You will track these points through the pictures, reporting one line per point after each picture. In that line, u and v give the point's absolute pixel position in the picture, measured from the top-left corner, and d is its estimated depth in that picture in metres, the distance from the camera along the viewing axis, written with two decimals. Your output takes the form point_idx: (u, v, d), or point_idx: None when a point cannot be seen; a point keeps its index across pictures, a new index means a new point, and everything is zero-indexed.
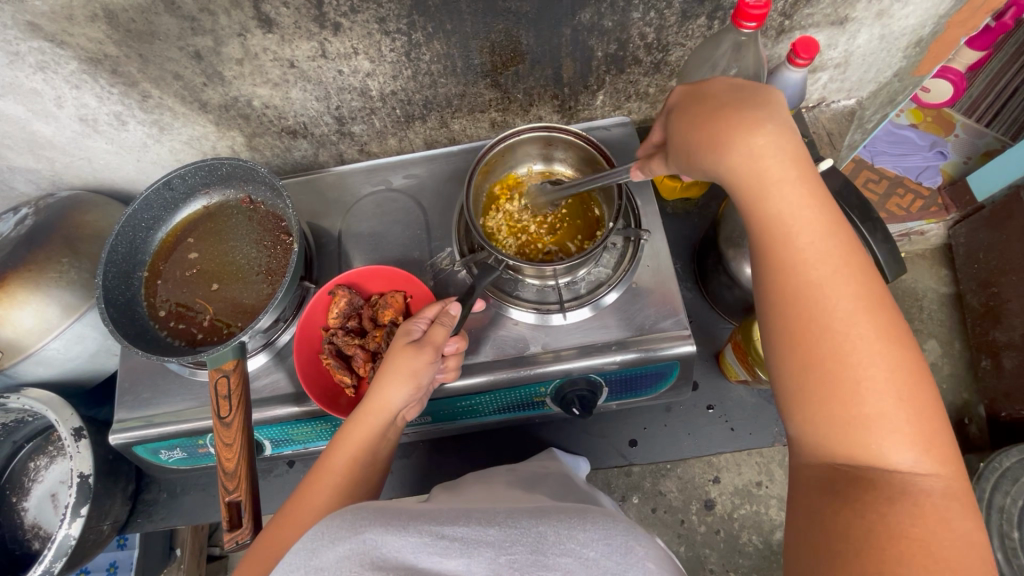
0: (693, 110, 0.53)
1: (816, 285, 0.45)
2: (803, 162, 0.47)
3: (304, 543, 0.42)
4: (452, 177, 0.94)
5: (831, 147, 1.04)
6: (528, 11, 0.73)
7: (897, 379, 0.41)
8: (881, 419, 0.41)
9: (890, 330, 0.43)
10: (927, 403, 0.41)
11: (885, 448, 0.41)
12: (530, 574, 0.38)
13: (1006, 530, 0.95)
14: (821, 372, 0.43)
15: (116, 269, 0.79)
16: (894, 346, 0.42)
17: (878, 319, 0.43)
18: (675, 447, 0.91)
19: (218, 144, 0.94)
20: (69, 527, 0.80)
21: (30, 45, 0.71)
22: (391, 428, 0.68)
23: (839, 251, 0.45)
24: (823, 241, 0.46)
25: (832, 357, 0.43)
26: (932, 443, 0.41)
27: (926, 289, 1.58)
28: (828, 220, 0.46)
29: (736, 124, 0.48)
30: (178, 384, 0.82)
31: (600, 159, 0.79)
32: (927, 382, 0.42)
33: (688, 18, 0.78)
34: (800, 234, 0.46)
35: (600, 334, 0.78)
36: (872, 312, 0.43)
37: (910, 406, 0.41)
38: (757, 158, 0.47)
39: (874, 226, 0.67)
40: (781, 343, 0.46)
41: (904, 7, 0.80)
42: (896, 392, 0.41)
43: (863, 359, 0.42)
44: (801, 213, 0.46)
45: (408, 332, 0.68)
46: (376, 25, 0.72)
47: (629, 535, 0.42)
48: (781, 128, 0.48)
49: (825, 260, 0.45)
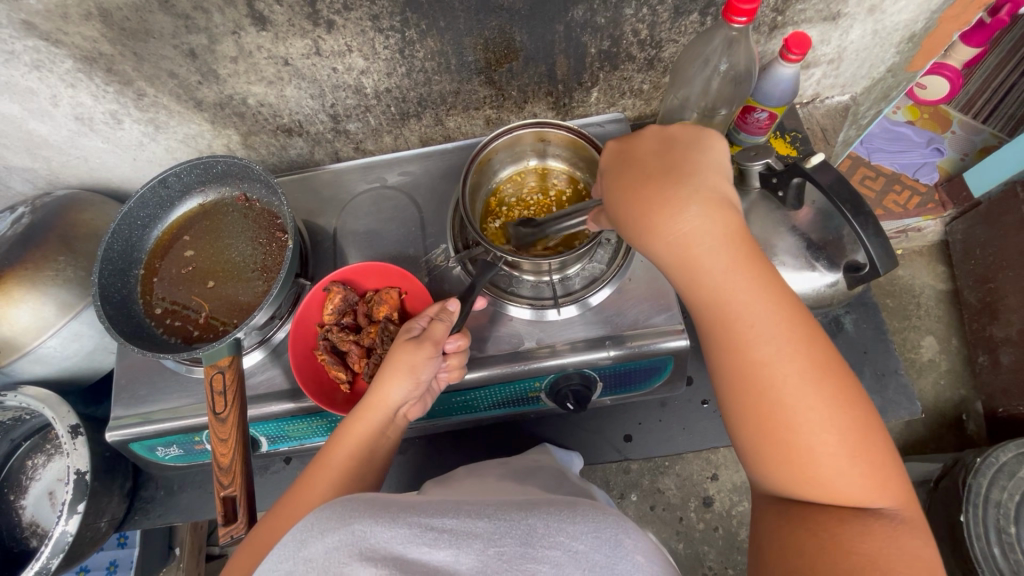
0: (621, 169, 0.57)
1: (746, 335, 0.48)
2: (727, 217, 0.51)
3: (294, 534, 0.42)
4: (447, 174, 0.94)
5: (825, 143, 1.05)
6: (520, 8, 0.74)
7: (831, 412, 0.45)
8: (818, 451, 0.45)
9: (819, 368, 0.47)
10: (862, 428, 0.45)
11: (826, 474, 0.45)
12: (518, 567, 0.38)
13: (1002, 525, 0.95)
14: (761, 420, 0.47)
15: (111, 267, 0.79)
16: (823, 383, 0.46)
17: (805, 360, 0.47)
18: (670, 442, 0.92)
19: (214, 142, 0.94)
20: (66, 524, 0.80)
21: (25, 44, 0.71)
22: (392, 425, 0.68)
23: (773, 305, 0.49)
24: (750, 292, 0.49)
25: (763, 405, 0.47)
26: (877, 474, 0.45)
27: (924, 284, 1.58)
28: (758, 275, 0.50)
29: (659, 189, 0.52)
30: (173, 381, 0.82)
31: (594, 154, 0.79)
32: (865, 417, 0.46)
33: (681, 14, 0.78)
34: (726, 290, 0.50)
35: (594, 329, 0.78)
36: (800, 355, 0.47)
37: (846, 440, 0.45)
38: (681, 221, 0.50)
39: (866, 221, 0.66)
40: (725, 393, 0.50)
41: (896, 3, 0.81)
42: (829, 426, 0.45)
43: (792, 404, 0.46)
44: (728, 267, 0.50)
45: (409, 330, 0.68)
46: (369, 22, 0.73)
47: (619, 529, 0.41)
48: (699, 186, 0.51)
49: (756, 312, 0.49)
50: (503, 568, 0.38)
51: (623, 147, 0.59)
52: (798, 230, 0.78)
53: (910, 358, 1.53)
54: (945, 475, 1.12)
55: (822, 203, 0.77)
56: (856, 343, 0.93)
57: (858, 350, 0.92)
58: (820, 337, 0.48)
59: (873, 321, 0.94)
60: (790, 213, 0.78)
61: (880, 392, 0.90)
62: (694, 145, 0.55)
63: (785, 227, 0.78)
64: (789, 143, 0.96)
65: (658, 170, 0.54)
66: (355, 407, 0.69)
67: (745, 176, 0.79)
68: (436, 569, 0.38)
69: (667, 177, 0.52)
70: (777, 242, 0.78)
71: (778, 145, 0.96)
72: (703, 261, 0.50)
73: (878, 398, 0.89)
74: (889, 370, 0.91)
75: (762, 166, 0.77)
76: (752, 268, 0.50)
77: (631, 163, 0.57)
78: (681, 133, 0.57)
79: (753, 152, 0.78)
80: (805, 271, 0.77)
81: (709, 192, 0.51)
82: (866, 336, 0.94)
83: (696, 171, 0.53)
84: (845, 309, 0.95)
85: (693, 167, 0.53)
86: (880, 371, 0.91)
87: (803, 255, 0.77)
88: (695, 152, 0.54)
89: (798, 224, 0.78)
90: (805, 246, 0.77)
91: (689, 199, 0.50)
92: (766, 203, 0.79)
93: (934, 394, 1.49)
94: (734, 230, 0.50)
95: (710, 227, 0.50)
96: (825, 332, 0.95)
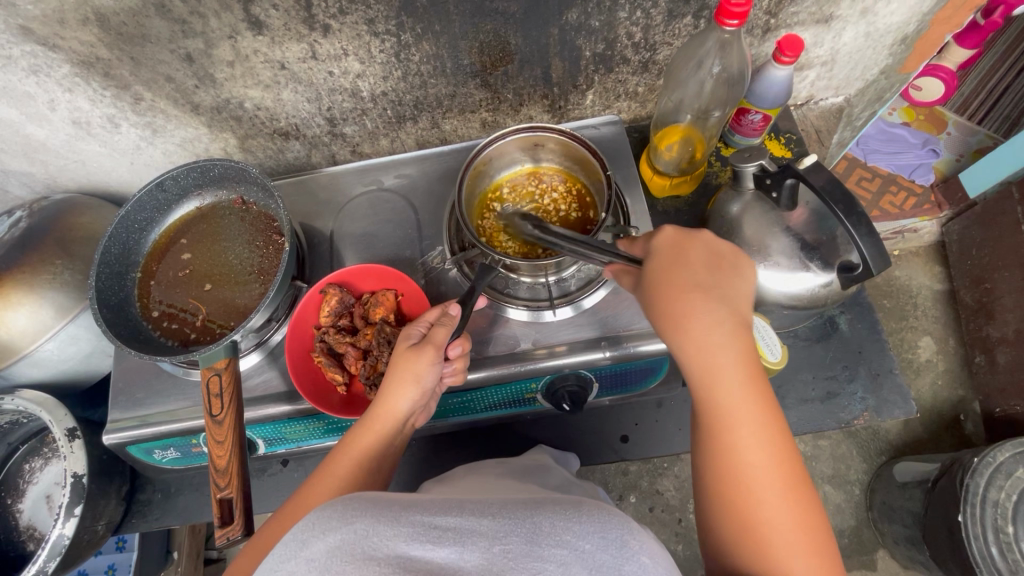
0: (670, 261, 0.61)
1: (742, 440, 0.53)
2: (746, 342, 0.58)
3: (296, 533, 0.42)
4: (443, 177, 0.95)
5: (819, 144, 1.05)
6: (515, 12, 0.74)
7: (803, 523, 0.50)
8: (786, 552, 0.49)
9: (797, 485, 0.52)
10: (824, 543, 0.50)
11: (793, 572, 0.48)
12: (523, 565, 0.38)
13: (1000, 524, 0.95)
14: (741, 510, 0.52)
15: (108, 270, 0.79)
16: (800, 500, 0.51)
17: (789, 475, 0.52)
18: (667, 441, 0.92)
19: (211, 146, 0.95)
20: (63, 526, 0.80)
21: (23, 49, 0.71)
22: (399, 433, 0.68)
23: (763, 415, 0.54)
24: (752, 407, 0.55)
25: (743, 499, 0.52)
26: (830, 574, 0.49)
27: (920, 285, 1.59)
28: (756, 388, 0.56)
29: (698, 301, 0.58)
30: (172, 384, 0.82)
31: (589, 156, 0.80)
32: (822, 524, 0.51)
33: (674, 18, 0.79)
34: (730, 399, 0.55)
35: (590, 330, 0.79)
36: (787, 470, 0.52)
37: (809, 540, 0.50)
38: (712, 334, 0.57)
39: (859, 221, 0.67)
40: (711, 480, 0.54)
41: (887, 5, 0.81)
42: (800, 534, 0.50)
43: (766, 501, 0.51)
44: (737, 382, 0.55)
45: (408, 336, 0.68)
46: (365, 26, 0.73)
47: (625, 529, 0.41)
48: (731, 308, 0.59)
49: (753, 423, 0.54)
50: (508, 566, 0.38)
51: (679, 238, 0.63)
52: (792, 231, 0.78)
53: (908, 359, 1.54)
54: (943, 474, 1.12)
55: (815, 204, 0.77)
56: (851, 343, 0.93)
57: (853, 349, 0.93)
58: (803, 462, 0.54)
59: (868, 321, 0.95)
60: (784, 214, 0.78)
61: (875, 391, 0.90)
62: (736, 267, 0.62)
63: (779, 228, 0.78)
64: (783, 145, 0.97)
65: (702, 282, 0.60)
66: (362, 415, 0.69)
67: (739, 178, 0.80)
68: (440, 567, 0.39)
69: (706, 293, 0.59)
70: (771, 242, 0.78)
71: (772, 146, 0.97)
72: (721, 371, 0.56)
73: (873, 398, 0.89)
74: (883, 369, 0.91)
75: (755, 167, 0.78)
76: (753, 378, 0.56)
77: (682, 260, 0.61)
78: (731, 250, 0.64)
79: (747, 154, 0.78)
80: (799, 272, 0.77)
81: (735, 309, 0.59)
82: (861, 336, 0.94)
83: (730, 289, 0.60)
84: (840, 310, 0.95)
85: (728, 285, 0.60)
86: (875, 371, 0.91)
87: (797, 255, 0.77)
88: (732, 272, 0.62)
89: (792, 225, 0.78)
90: (799, 246, 0.77)
91: (720, 318, 0.58)
92: (760, 204, 0.80)
93: (931, 394, 1.49)
94: (748, 352, 0.57)
95: (729, 339, 0.57)
96: (820, 332, 0.95)
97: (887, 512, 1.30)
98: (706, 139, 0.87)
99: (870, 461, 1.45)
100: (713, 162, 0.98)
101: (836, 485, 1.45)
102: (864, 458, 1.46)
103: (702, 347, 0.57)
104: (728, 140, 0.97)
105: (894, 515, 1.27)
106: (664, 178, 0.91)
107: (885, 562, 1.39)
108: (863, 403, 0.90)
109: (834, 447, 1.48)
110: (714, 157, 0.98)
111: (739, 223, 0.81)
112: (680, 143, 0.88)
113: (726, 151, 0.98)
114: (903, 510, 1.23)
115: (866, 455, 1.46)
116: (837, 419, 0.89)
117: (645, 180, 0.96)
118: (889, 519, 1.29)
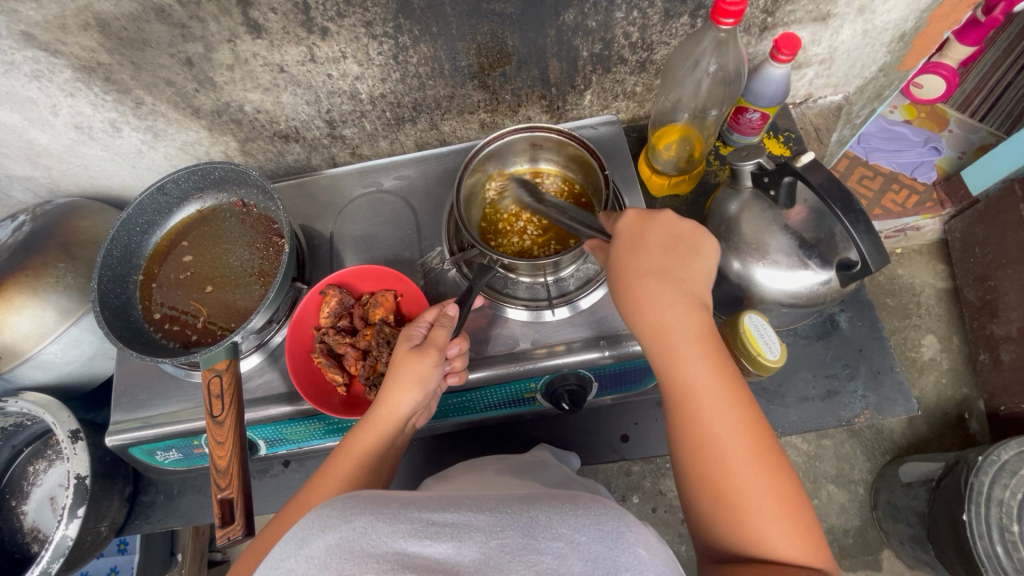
0: (628, 242, 0.63)
1: (708, 416, 0.54)
2: (704, 318, 0.59)
3: (295, 531, 0.42)
4: (442, 178, 0.95)
5: (818, 142, 1.05)
6: (511, 13, 0.75)
7: (777, 492, 0.50)
8: (757, 520, 0.49)
9: (772, 457, 0.52)
10: (801, 514, 0.50)
11: (767, 540, 0.48)
12: (520, 558, 0.39)
13: (1005, 524, 0.93)
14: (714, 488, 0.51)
15: (110, 273, 0.80)
16: (774, 471, 0.51)
17: (761, 446, 0.52)
18: (666, 441, 0.92)
19: (212, 149, 0.95)
20: (66, 528, 0.81)
21: (25, 54, 0.72)
22: (398, 435, 0.69)
23: (727, 389, 0.55)
24: (716, 383, 0.55)
25: (715, 473, 0.52)
26: (810, 541, 0.48)
27: (923, 284, 1.59)
28: (718, 366, 0.56)
29: (653, 283, 0.60)
30: (174, 386, 0.83)
31: (585, 154, 0.80)
32: (796, 492, 0.51)
33: (671, 17, 0.79)
34: (693, 375, 0.56)
35: (589, 330, 0.79)
36: (758, 441, 0.52)
37: (782, 505, 0.49)
38: (665, 315, 0.59)
39: (857, 218, 0.66)
40: (685, 458, 0.55)
41: (885, 3, 0.81)
42: (775, 502, 0.49)
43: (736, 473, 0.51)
44: (699, 360, 0.56)
45: (410, 337, 0.68)
46: (362, 29, 0.74)
47: (621, 521, 0.41)
48: (685, 290, 0.60)
49: (717, 399, 0.54)
50: (505, 560, 0.38)
51: (642, 222, 0.63)
52: (791, 229, 0.78)
53: (911, 357, 1.53)
54: (947, 473, 1.12)
55: (814, 202, 0.77)
56: (852, 341, 0.93)
57: (854, 347, 0.93)
58: (773, 431, 0.54)
59: (868, 319, 0.94)
60: (782, 212, 0.78)
61: (876, 390, 0.90)
62: (692, 246, 0.64)
63: (777, 226, 0.78)
64: (782, 143, 0.97)
65: (656, 265, 0.61)
66: (364, 414, 0.69)
67: (738, 176, 0.81)
68: (437, 562, 0.39)
69: (660, 274, 0.61)
70: (769, 241, 0.78)
71: (771, 144, 0.98)
72: (681, 348, 0.57)
73: (874, 396, 0.89)
74: (884, 367, 0.91)
75: (753, 166, 0.79)
76: (715, 355, 0.57)
77: (638, 244, 0.63)
78: (689, 232, 0.64)
79: (744, 152, 0.79)
80: (798, 271, 0.77)
81: (691, 289, 0.60)
82: (862, 334, 0.94)
83: (682, 272, 0.61)
84: (840, 308, 0.95)
85: (683, 266, 0.62)
86: (876, 369, 0.91)
87: (795, 253, 0.77)
88: (686, 252, 0.63)
89: (790, 223, 0.78)
90: (797, 244, 0.77)
91: (674, 298, 0.59)
92: (758, 203, 0.80)
93: (934, 393, 1.49)
94: (708, 329, 0.58)
95: (687, 320, 0.58)
96: (820, 331, 0.95)
97: (891, 511, 1.30)
98: (704, 137, 0.87)
99: (874, 461, 1.45)
100: (711, 160, 0.98)
101: (839, 485, 1.44)
102: (868, 458, 1.45)
103: (664, 333, 0.58)
104: (726, 139, 0.98)
105: (899, 515, 1.26)
106: (663, 177, 0.91)
107: (890, 562, 1.38)
108: (864, 401, 0.89)
109: (837, 446, 1.47)
110: (712, 156, 0.98)
111: (737, 222, 0.81)
112: (678, 142, 0.88)
113: (724, 149, 0.98)
114: (907, 510, 1.22)
115: (870, 454, 1.45)
116: (838, 418, 0.89)
117: (643, 179, 0.96)
118: (893, 519, 1.28)
